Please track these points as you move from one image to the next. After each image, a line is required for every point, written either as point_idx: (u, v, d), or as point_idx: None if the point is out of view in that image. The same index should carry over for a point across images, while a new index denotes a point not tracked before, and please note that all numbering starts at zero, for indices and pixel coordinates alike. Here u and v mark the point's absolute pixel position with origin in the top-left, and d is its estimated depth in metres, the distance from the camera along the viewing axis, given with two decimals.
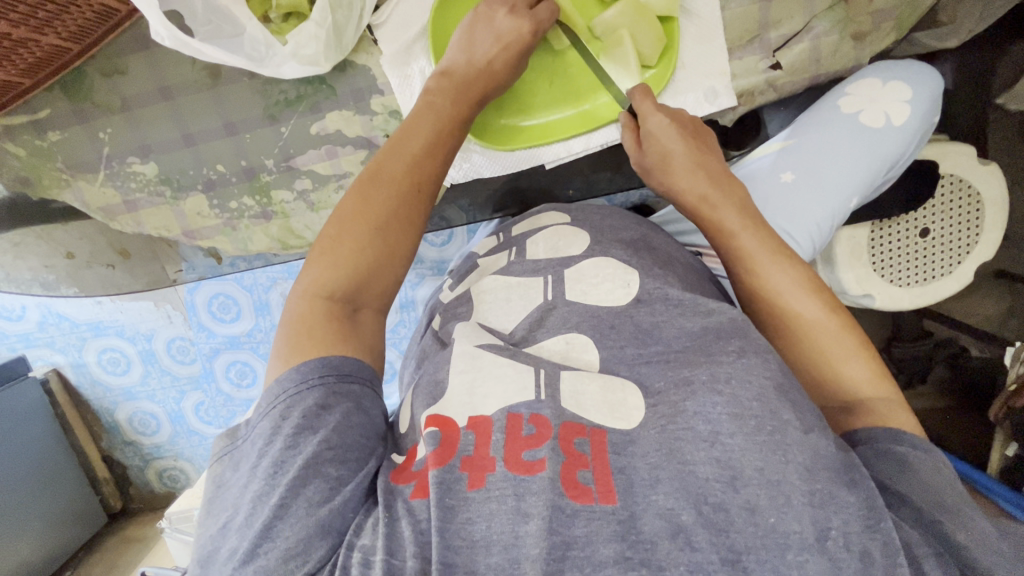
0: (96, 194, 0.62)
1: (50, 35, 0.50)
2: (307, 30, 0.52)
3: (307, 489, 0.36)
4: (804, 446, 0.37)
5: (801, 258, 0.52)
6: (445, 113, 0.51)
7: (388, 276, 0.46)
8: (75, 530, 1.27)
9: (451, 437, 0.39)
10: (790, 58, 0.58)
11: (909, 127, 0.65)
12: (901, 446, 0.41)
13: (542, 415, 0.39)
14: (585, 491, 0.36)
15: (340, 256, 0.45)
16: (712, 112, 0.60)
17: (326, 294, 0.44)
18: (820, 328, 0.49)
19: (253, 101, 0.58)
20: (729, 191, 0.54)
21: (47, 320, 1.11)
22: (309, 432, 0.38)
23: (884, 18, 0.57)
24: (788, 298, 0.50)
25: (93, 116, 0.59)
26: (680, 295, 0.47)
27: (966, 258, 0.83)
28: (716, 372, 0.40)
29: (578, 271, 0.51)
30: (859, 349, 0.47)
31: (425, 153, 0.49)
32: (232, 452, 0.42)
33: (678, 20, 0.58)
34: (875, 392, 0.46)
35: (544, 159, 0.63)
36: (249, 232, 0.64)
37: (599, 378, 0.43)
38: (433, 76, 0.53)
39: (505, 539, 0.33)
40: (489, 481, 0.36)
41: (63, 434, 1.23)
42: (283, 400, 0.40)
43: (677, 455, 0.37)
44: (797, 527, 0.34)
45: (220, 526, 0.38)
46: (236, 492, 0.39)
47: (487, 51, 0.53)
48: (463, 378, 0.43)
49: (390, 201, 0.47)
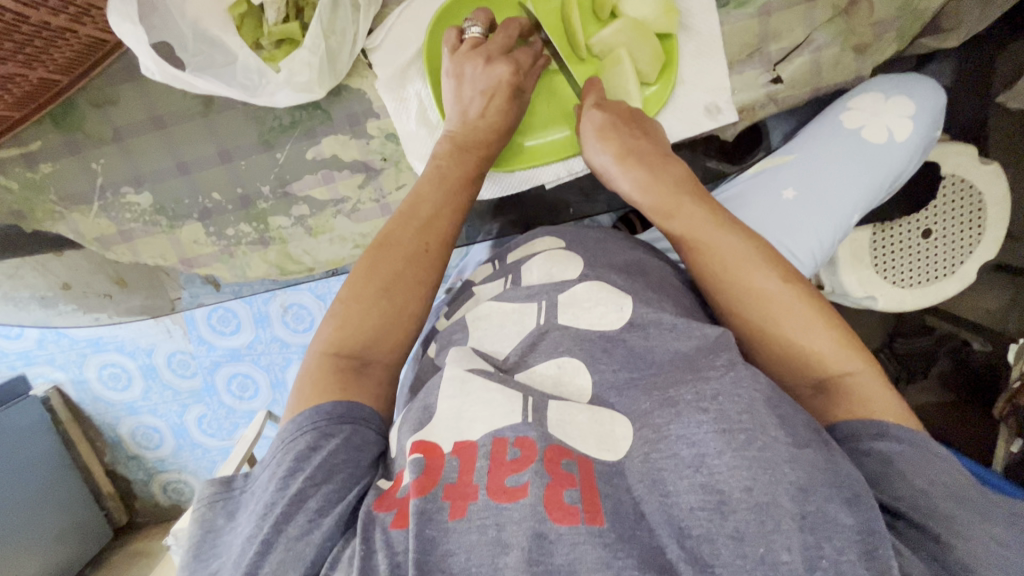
0: (90, 225, 0.61)
1: (39, 69, 0.49)
2: (301, 57, 0.52)
3: (289, 525, 0.37)
4: (795, 464, 0.35)
5: (750, 232, 0.52)
6: (454, 176, 0.54)
7: (393, 334, 0.49)
8: (81, 547, 1.27)
9: (435, 465, 0.38)
10: (790, 71, 0.57)
11: (911, 142, 0.64)
12: (887, 444, 0.40)
13: (528, 438, 0.38)
14: (570, 512, 0.34)
15: (348, 317, 0.48)
16: (713, 127, 0.59)
17: (335, 349, 0.47)
18: (775, 303, 0.48)
19: (246, 128, 0.58)
20: (674, 176, 0.54)
21: (46, 338, 1.11)
22: (297, 472, 0.39)
23: (885, 29, 0.56)
24: (746, 280, 0.49)
25: (85, 147, 0.58)
26: (673, 320, 0.47)
27: (970, 257, 0.82)
28: (701, 390, 0.39)
29: (570, 296, 0.50)
30: (818, 319, 0.47)
31: (434, 217, 0.53)
32: (228, 501, 0.42)
33: (677, 36, 0.57)
34: (841, 365, 0.45)
35: (543, 179, 0.62)
36: (247, 259, 0.63)
37: (587, 409, 0.42)
38: (440, 142, 0.56)
39: (484, 571, 0.33)
40: (470, 510, 0.35)
41: (66, 452, 1.23)
42: (281, 448, 0.42)
43: (660, 485, 0.36)
44: (786, 557, 0.32)
45: (212, 573, 0.38)
46: (231, 539, 0.39)
47: (477, 107, 0.55)
48: (451, 404, 0.42)
49: (398, 267, 0.50)
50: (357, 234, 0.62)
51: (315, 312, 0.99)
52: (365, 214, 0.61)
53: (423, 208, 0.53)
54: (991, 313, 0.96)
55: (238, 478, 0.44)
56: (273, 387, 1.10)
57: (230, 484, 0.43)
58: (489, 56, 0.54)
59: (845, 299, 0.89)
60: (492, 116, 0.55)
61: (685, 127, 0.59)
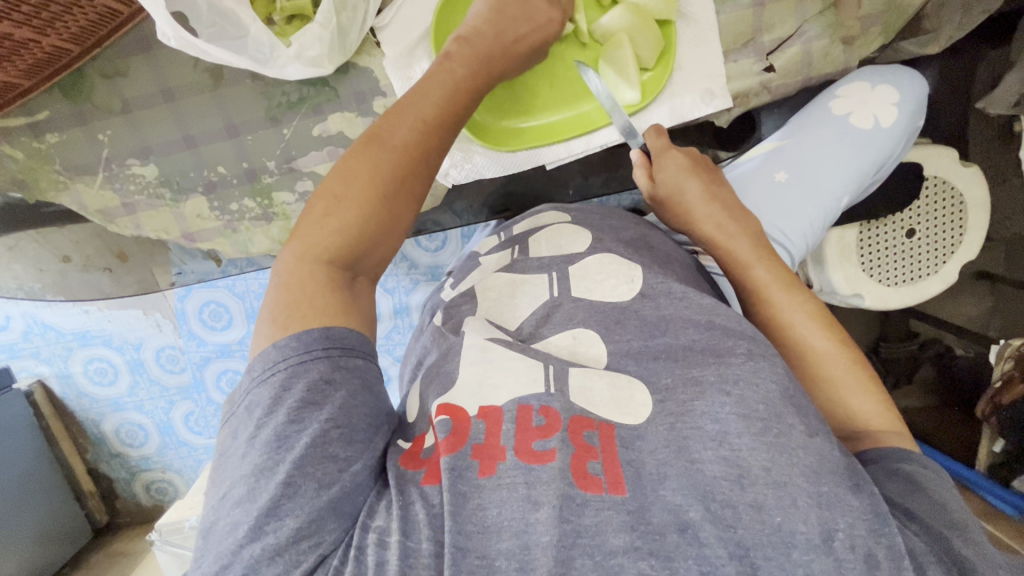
0: (93, 196, 0.62)
1: (52, 36, 0.50)
2: (312, 31, 0.53)
3: (315, 466, 0.35)
4: (809, 448, 0.37)
5: (812, 292, 0.53)
6: (462, 86, 0.49)
7: (387, 246, 0.44)
8: (58, 547, 1.24)
9: (462, 427, 0.39)
10: (782, 61, 0.60)
11: (895, 129, 0.67)
12: (905, 466, 0.43)
13: (552, 408, 0.39)
14: (595, 481, 0.36)
15: (340, 222, 0.41)
16: (708, 112, 0.61)
17: (326, 259, 0.41)
18: (833, 362, 0.49)
19: (255, 103, 0.59)
20: (741, 223, 0.56)
21: (32, 330, 1.09)
22: (313, 407, 0.37)
23: (871, 22, 0.59)
24: (800, 331, 0.51)
25: (92, 118, 0.59)
26: (683, 289, 0.48)
27: (951, 258, 0.85)
28: (724, 374, 0.40)
29: (582, 267, 0.52)
30: (868, 382, 0.48)
31: (436, 122, 0.47)
32: (233, 420, 0.39)
33: (675, 23, 0.59)
34: (884, 424, 0.47)
35: (545, 159, 0.64)
36: (249, 234, 0.65)
37: (607, 376, 0.43)
38: (451, 41, 0.52)
39: (516, 525, 0.34)
40: (500, 469, 0.36)
41: (48, 448, 1.20)
42: (284, 370, 0.38)
43: (686, 453, 0.37)
44: (802, 528, 0.34)
45: (221, 498, 0.36)
46: (235, 464, 0.37)
47: (515, 28, 0.53)
48: (474, 369, 0.43)
49: (392, 166, 0.44)
50: None
51: None
52: None
53: (424, 106, 0.47)
54: (973, 321, 1.00)
55: (232, 400, 0.40)
56: None
57: (231, 408, 0.40)
58: None
59: (832, 296, 0.91)
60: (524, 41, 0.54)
61: (682, 110, 0.61)
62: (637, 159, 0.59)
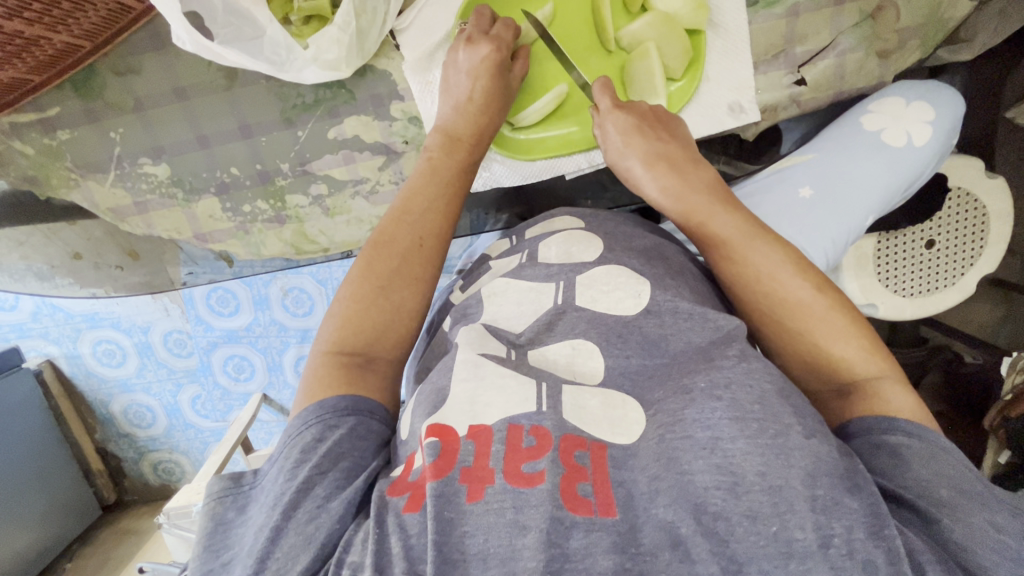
0: (105, 195, 0.61)
1: (64, 33, 0.49)
2: (330, 34, 0.51)
3: (298, 511, 0.38)
4: (805, 450, 0.36)
5: (782, 240, 0.52)
6: (447, 168, 0.55)
7: (397, 330, 0.49)
8: (66, 524, 1.26)
9: (451, 448, 0.38)
10: (814, 74, 0.58)
11: (930, 146, 0.66)
12: (893, 436, 0.41)
13: (543, 427, 0.38)
14: (585, 503, 0.35)
15: (348, 316, 0.48)
16: (735, 126, 0.60)
17: (337, 348, 0.47)
18: (808, 310, 0.48)
19: (269, 104, 0.58)
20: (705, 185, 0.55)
21: (41, 311, 1.08)
22: (304, 463, 0.40)
23: (910, 36, 0.57)
24: (776, 283, 0.50)
25: (105, 116, 0.58)
26: (690, 307, 0.47)
27: (969, 270, 0.83)
28: (715, 378, 0.40)
29: (588, 277, 0.51)
30: (850, 328, 0.47)
31: (425, 212, 0.53)
32: (240, 496, 0.42)
33: (705, 33, 0.58)
34: (870, 370, 0.46)
35: (565, 170, 0.63)
36: (262, 237, 0.64)
37: (601, 394, 0.42)
38: (430, 134, 0.57)
39: (502, 553, 0.33)
40: (488, 493, 0.35)
41: (58, 426, 1.22)
42: (286, 444, 0.42)
43: (676, 464, 0.36)
44: (799, 534, 0.33)
45: (226, 562, 0.39)
46: (242, 533, 0.40)
47: (465, 93, 0.55)
48: (465, 388, 0.42)
49: (394, 264, 0.50)
50: (373, 216, 0.63)
51: (315, 297, 0.99)
52: (383, 196, 0.62)
53: (413, 197, 0.53)
54: (984, 328, 0.97)
55: (246, 473, 0.44)
56: (268, 371, 1.10)
57: (238, 479, 0.44)
58: (469, 37, 0.55)
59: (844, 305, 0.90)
60: (479, 101, 0.55)
61: (709, 126, 0.60)
62: (601, 89, 0.58)
